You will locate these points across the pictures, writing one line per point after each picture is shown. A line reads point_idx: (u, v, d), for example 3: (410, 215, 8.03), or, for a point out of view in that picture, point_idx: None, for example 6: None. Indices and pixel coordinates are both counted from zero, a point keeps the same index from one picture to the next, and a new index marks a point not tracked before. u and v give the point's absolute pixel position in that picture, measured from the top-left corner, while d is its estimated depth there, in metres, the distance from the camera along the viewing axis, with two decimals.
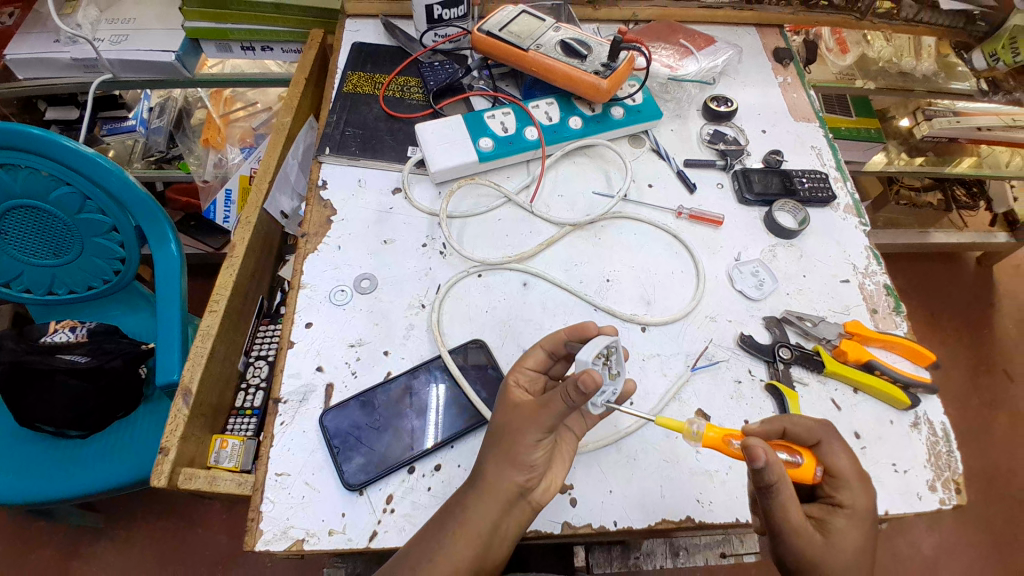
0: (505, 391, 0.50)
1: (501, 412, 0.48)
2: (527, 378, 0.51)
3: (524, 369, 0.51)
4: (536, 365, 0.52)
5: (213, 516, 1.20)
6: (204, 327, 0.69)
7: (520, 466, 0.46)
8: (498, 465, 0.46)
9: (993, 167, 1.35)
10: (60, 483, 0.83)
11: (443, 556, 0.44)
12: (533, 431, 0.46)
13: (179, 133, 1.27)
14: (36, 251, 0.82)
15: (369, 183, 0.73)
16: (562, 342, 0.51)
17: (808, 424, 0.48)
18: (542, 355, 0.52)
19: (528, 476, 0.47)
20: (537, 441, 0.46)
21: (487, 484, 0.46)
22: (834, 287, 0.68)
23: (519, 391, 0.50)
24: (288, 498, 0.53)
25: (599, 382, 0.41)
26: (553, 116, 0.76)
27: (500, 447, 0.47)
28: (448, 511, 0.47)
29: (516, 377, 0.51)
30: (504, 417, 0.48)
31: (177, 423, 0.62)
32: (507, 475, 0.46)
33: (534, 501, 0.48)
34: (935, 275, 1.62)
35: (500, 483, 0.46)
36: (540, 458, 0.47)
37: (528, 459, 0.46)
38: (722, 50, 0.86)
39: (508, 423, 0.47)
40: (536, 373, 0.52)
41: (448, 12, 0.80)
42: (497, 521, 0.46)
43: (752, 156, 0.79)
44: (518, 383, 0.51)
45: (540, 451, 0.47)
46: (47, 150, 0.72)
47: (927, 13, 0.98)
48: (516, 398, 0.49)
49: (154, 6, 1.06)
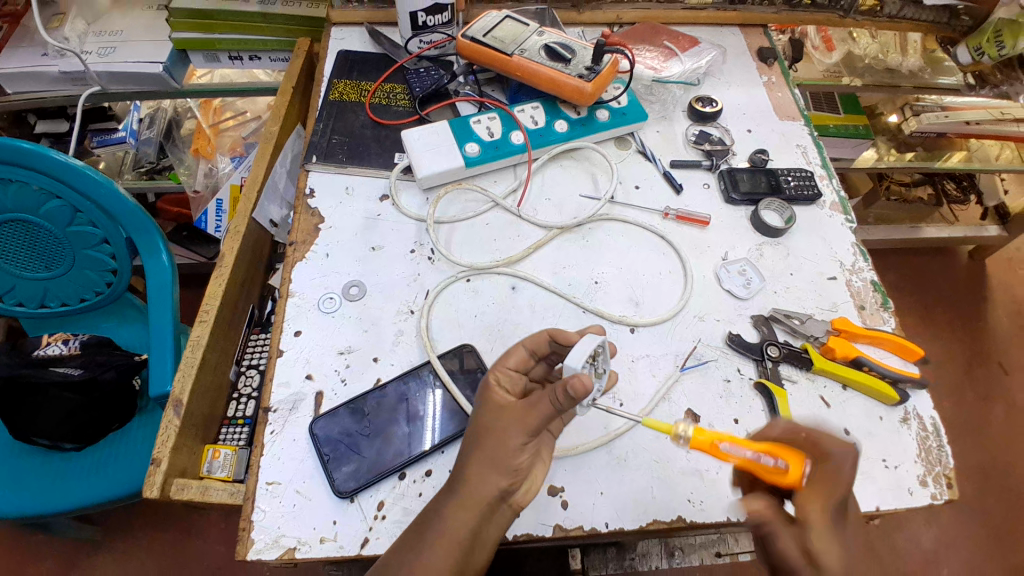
0: (485, 393, 0.49)
1: (486, 418, 0.47)
2: (509, 379, 0.50)
3: (505, 369, 0.50)
4: (517, 364, 0.51)
5: (212, 528, 1.19)
6: (194, 337, 0.69)
7: (503, 470, 0.46)
8: (482, 473, 0.46)
9: (982, 161, 1.35)
10: (54, 497, 0.82)
11: (430, 560, 0.44)
12: (517, 433, 0.46)
13: (169, 144, 1.27)
14: (27, 265, 0.82)
15: (356, 190, 0.73)
16: (544, 340, 0.52)
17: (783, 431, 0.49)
18: (524, 353, 0.51)
19: (512, 480, 0.46)
20: (521, 444, 0.46)
21: (470, 488, 0.46)
22: (821, 285, 0.68)
23: (500, 391, 0.49)
24: (281, 506, 0.52)
25: (588, 388, 0.43)
26: (539, 120, 0.77)
27: (477, 449, 0.47)
28: (430, 516, 0.46)
29: (497, 376, 0.50)
30: (488, 421, 0.47)
31: (169, 434, 0.62)
32: (490, 481, 0.46)
33: (514, 503, 0.48)
34: (928, 269, 1.62)
35: (484, 489, 0.46)
36: (524, 461, 0.47)
37: (513, 463, 0.46)
38: (706, 51, 0.87)
39: (492, 425, 0.47)
40: (518, 373, 0.51)
41: (433, 18, 0.81)
42: (480, 525, 0.46)
43: (738, 156, 0.79)
44: (499, 382, 0.50)
45: (522, 455, 0.47)
46: (35, 163, 0.72)
47: (910, 9, 0.99)
48: (499, 399, 0.48)
49: (142, 18, 1.07)
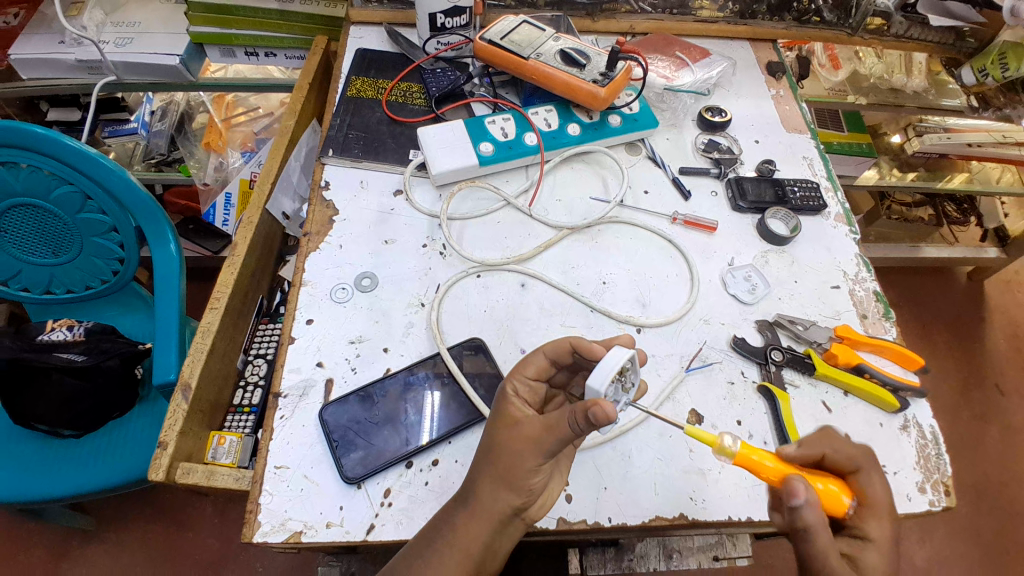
0: (502, 405, 0.50)
1: (500, 425, 0.48)
2: (527, 389, 0.51)
3: (523, 378, 0.51)
4: (535, 373, 0.51)
5: (206, 519, 1.19)
6: (204, 324, 0.70)
7: (518, 490, 0.47)
8: (492, 488, 0.47)
9: (983, 183, 1.37)
10: (50, 481, 0.82)
11: (437, 558, 0.46)
12: (532, 456, 0.46)
13: (180, 136, 1.29)
14: (35, 250, 0.82)
15: (370, 185, 0.74)
16: (566, 351, 0.51)
17: (849, 451, 0.46)
18: (543, 361, 0.52)
19: (524, 499, 0.47)
20: (535, 466, 0.47)
21: (481, 502, 0.47)
22: (825, 293, 0.69)
23: (516, 404, 0.49)
24: (287, 490, 0.53)
25: (611, 416, 0.41)
26: (552, 123, 0.78)
27: (492, 466, 0.47)
28: (440, 525, 0.48)
29: (514, 386, 0.51)
30: (505, 436, 0.48)
31: (176, 418, 0.63)
32: (501, 498, 0.47)
33: (528, 517, 0.49)
34: (925, 288, 1.64)
35: (495, 503, 0.47)
36: (537, 483, 0.48)
37: (523, 484, 0.47)
38: (717, 63, 0.89)
39: (508, 441, 0.47)
40: (538, 382, 0.52)
41: (451, 20, 0.83)
42: (491, 537, 0.47)
43: (745, 165, 0.81)
44: (517, 392, 0.51)
45: (536, 475, 0.48)
46: (49, 149, 0.73)
47: (917, 29, 1.01)
48: (515, 412, 0.49)
49: (160, 11, 1.08)
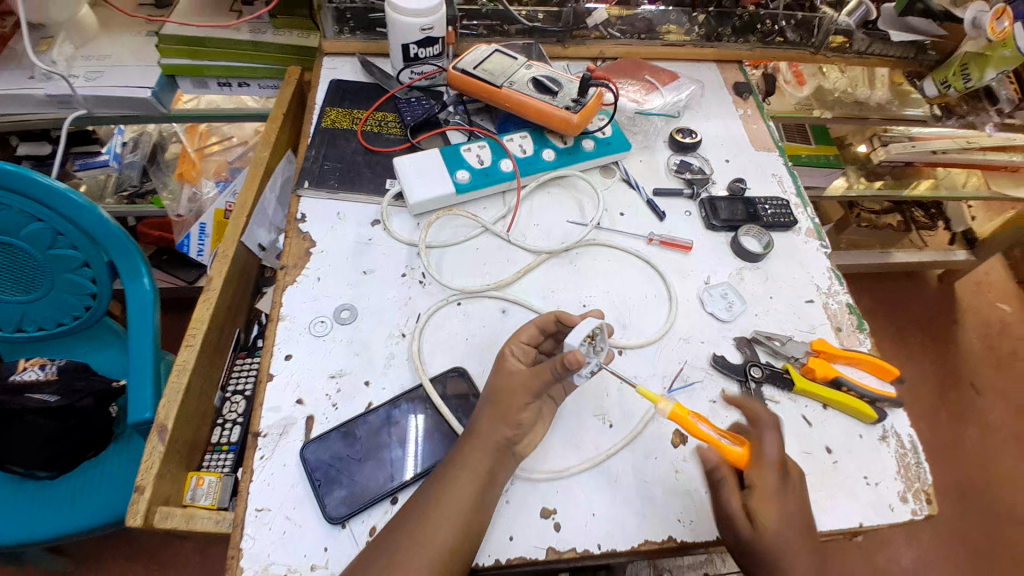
0: (500, 360, 0.57)
1: (498, 375, 0.56)
2: (521, 350, 0.58)
3: (518, 341, 0.58)
4: (528, 338, 0.59)
5: (187, 560, 1.15)
6: (180, 361, 0.68)
7: (510, 422, 0.53)
8: (491, 422, 0.53)
9: (949, 188, 1.41)
10: (24, 526, 0.79)
11: (440, 494, 0.50)
12: (522, 395, 0.54)
13: (153, 167, 1.27)
14: (5, 289, 0.80)
15: (348, 216, 0.74)
16: (552, 320, 0.59)
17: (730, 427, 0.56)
18: (535, 328, 0.59)
19: (515, 431, 0.53)
20: (525, 403, 0.54)
21: (480, 435, 0.53)
22: (800, 308, 0.71)
23: (513, 359, 0.57)
24: (270, 533, 0.52)
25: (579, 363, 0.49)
26: (527, 149, 0.79)
27: (493, 405, 0.54)
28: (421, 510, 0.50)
29: (511, 347, 0.58)
30: (501, 381, 0.55)
31: (152, 461, 0.61)
32: (496, 430, 0.53)
33: (520, 453, 0.54)
34: (899, 292, 1.68)
35: (492, 434, 0.53)
36: (526, 418, 0.54)
37: (516, 417, 0.54)
38: (685, 85, 0.93)
39: (503, 385, 0.55)
40: (529, 346, 0.59)
41: (423, 50, 0.84)
42: (493, 466, 0.52)
43: (717, 184, 0.82)
44: (513, 352, 0.58)
45: (526, 413, 0.54)
46: (17, 185, 0.72)
47: (878, 46, 1.05)
48: (510, 365, 0.56)
49: (130, 43, 1.07)
